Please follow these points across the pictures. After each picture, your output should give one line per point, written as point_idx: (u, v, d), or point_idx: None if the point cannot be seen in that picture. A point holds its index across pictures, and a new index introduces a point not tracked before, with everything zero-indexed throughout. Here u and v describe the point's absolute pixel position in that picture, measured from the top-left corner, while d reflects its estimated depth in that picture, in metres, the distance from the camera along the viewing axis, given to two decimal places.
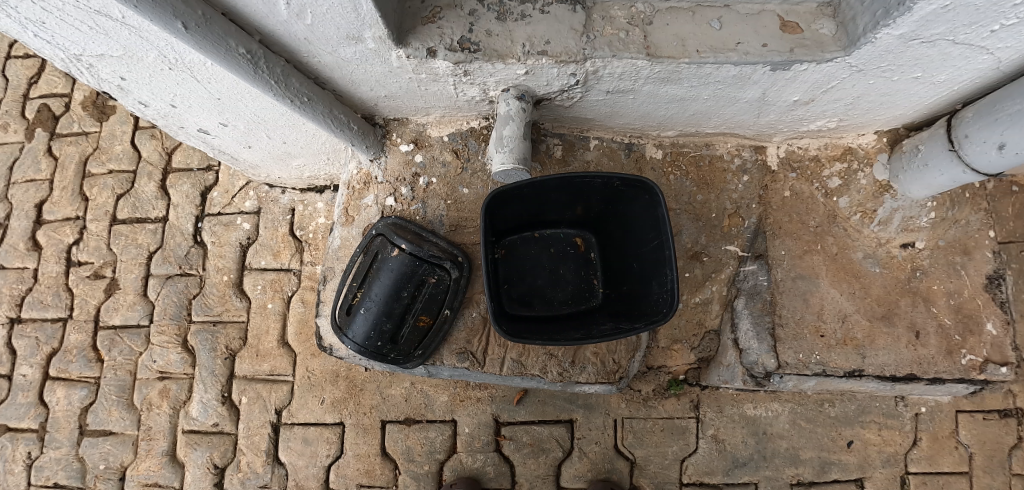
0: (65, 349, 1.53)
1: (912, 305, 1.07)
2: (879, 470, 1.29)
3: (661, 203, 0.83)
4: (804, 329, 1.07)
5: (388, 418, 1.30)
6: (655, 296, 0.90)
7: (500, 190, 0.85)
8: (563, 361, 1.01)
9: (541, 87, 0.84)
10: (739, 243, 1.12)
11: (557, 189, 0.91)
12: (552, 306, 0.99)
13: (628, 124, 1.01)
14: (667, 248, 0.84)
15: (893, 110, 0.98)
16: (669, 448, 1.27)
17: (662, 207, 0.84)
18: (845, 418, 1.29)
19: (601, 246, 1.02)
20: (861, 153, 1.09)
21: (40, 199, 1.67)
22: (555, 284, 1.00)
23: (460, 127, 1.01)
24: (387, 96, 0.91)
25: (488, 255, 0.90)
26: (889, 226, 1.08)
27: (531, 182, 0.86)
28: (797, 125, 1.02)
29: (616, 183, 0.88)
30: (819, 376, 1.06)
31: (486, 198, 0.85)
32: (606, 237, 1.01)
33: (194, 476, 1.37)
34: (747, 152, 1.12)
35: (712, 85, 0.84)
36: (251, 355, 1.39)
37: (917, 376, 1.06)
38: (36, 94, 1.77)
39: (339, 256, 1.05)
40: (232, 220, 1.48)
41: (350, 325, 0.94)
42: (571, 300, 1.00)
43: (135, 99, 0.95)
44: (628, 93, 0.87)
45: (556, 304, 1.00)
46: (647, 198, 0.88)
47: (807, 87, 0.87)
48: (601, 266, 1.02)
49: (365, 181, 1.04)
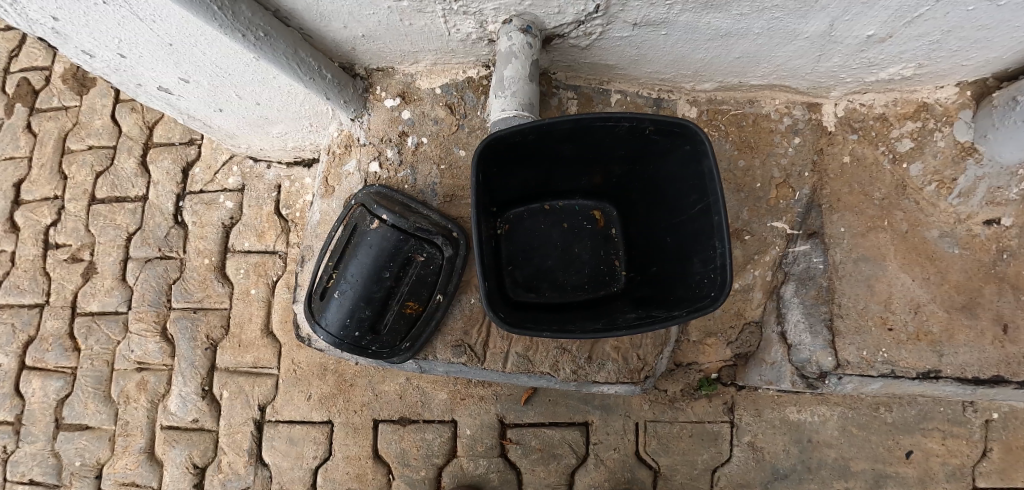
0: (41, 337, 1.42)
1: (999, 293, 0.89)
2: (943, 485, 1.11)
3: (707, 155, 0.67)
4: (867, 322, 0.90)
5: (380, 417, 1.16)
6: (697, 276, 0.73)
7: (502, 138, 0.69)
8: (578, 357, 0.86)
9: (552, 16, 0.68)
10: (788, 219, 0.95)
11: (572, 142, 0.75)
12: (566, 291, 0.84)
13: (656, 74, 0.85)
14: (715, 212, 0.68)
15: (986, 52, 0.79)
16: (699, 456, 1.11)
17: (707, 160, 0.67)
18: (903, 425, 1.12)
19: (624, 221, 0.86)
20: (938, 110, 0.90)
21: (19, 178, 1.57)
22: (569, 265, 0.84)
23: (456, 77, 0.85)
24: (366, 36, 0.75)
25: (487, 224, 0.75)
26: (970, 199, 0.89)
27: (539, 132, 0.69)
28: (864, 73, 0.84)
29: (646, 131, 0.71)
30: (886, 378, 0.88)
31: (483, 150, 0.70)
32: (629, 209, 0.85)
33: (173, 476, 1.26)
34: (798, 110, 0.94)
35: (767, 13, 0.67)
36: (233, 345, 1.27)
37: (1005, 379, 0.87)
38: (16, 68, 1.67)
39: (318, 232, 0.91)
40: (214, 199, 1.35)
41: (324, 312, 0.80)
42: (589, 284, 0.84)
43: (77, 47, 0.82)
44: (660, 25, 0.70)
45: (571, 288, 0.84)
46: (686, 152, 0.71)
47: (887, 15, 0.69)
48: (624, 243, 0.86)
49: (346, 144, 0.90)
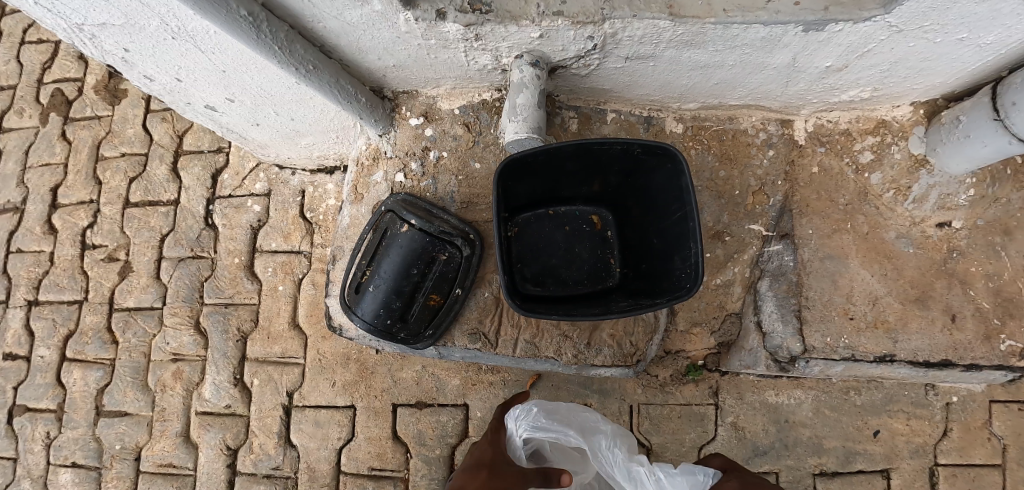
0: (81, 331, 1.54)
1: (948, 288, 1.01)
2: (907, 461, 1.23)
3: (685, 171, 0.79)
4: (831, 312, 1.02)
5: (399, 401, 1.28)
6: (678, 271, 0.85)
7: (514, 157, 0.81)
8: (578, 342, 0.97)
9: (557, 52, 0.80)
10: (764, 222, 1.07)
11: (573, 159, 0.87)
12: (568, 286, 0.95)
13: (647, 96, 0.97)
14: (692, 219, 0.80)
15: (931, 79, 0.92)
16: (687, 435, 1.23)
17: (685, 175, 0.79)
18: (871, 407, 1.24)
19: (619, 225, 0.98)
20: (896, 126, 1.03)
21: (55, 183, 1.67)
22: (571, 263, 0.96)
23: (472, 99, 0.98)
24: (396, 66, 0.88)
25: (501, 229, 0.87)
26: (924, 205, 1.01)
27: (547, 151, 0.82)
28: (827, 95, 0.96)
29: (635, 151, 0.83)
30: (847, 361, 1.01)
31: (498, 167, 0.82)
32: (623, 214, 0.97)
33: (208, 457, 1.38)
34: (773, 126, 1.06)
35: (739, 49, 0.79)
36: (262, 337, 1.38)
37: (952, 362, 1.00)
38: (49, 79, 1.77)
39: (348, 234, 1.03)
40: (243, 203, 1.47)
41: (360, 303, 0.92)
42: (588, 280, 0.96)
43: (140, 72, 0.93)
44: (648, 58, 0.82)
45: (573, 284, 0.96)
46: (669, 169, 0.83)
47: (841, 50, 0.81)
48: (618, 244, 0.98)
49: (374, 157, 1.02)
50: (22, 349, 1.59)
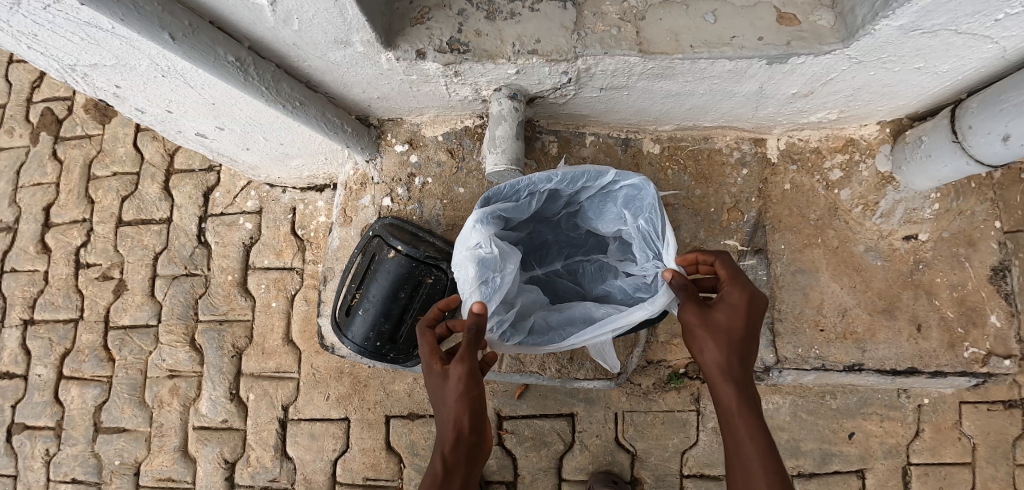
0: (77, 349, 1.56)
1: (914, 298, 1.06)
2: (880, 461, 1.24)
3: (650, 192, 0.83)
4: (803, 323, 1.08)
5: (392, 412, 1.31)
6: (625, 294, 0.95)
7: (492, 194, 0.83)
8: (561, 358, 1.07)
9: (534, 85, 0.85)
10: (739, 237, 1.10)
11: (540, 198, 0.90)
12: (545, 260, 1.03)
13: (623, 120, 1.02)
14: (648, 239, 0.87)
15: (895, 102, 0.95)
16: (670, 440, 1.26)
17: (650, 196, 0.84)
18: (846, 410, 1.26)
19: (558, 243, 1.03)
20: (863, 144, 1.06)
21: (47, 202, 1.69)
22: (556, 228, 1.01)
23: (455, 126, 1.02)
24: (380, 97, 0.92)
25: (476, 267, 0.80)
26: (890, 219, 1.06)
27: (507, 189, 0.84)
28: (797, 117, 1.00)
29: (596, 186, 0.88)
30: (818, 370, 1.08)
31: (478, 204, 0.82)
32: (564, 235, 1.02)
33: (206, 471, 1.41)
34: (746, 145, 1.10)
35: (708, 80, 0.83)
36: (257, 353, 1.41)
37: (918, 370, 1.06)
38: (39, 98, 1.78)
39: (338, 256, 1.07)
40: (235, 221, 1.50)
41: (350, 326, 0.97)
42: (567, 250, 1.03)
43: (131, 105, 0.96)
44: (622, 89, 0.86)
45: (551, 256, 1.04)
46: (627, 197, 0.88)
47: (805, 79, 0.84)
48: (563, 257, 1.04)
49: (361, 182, 1.06)
50: (19, 367, 1.61)
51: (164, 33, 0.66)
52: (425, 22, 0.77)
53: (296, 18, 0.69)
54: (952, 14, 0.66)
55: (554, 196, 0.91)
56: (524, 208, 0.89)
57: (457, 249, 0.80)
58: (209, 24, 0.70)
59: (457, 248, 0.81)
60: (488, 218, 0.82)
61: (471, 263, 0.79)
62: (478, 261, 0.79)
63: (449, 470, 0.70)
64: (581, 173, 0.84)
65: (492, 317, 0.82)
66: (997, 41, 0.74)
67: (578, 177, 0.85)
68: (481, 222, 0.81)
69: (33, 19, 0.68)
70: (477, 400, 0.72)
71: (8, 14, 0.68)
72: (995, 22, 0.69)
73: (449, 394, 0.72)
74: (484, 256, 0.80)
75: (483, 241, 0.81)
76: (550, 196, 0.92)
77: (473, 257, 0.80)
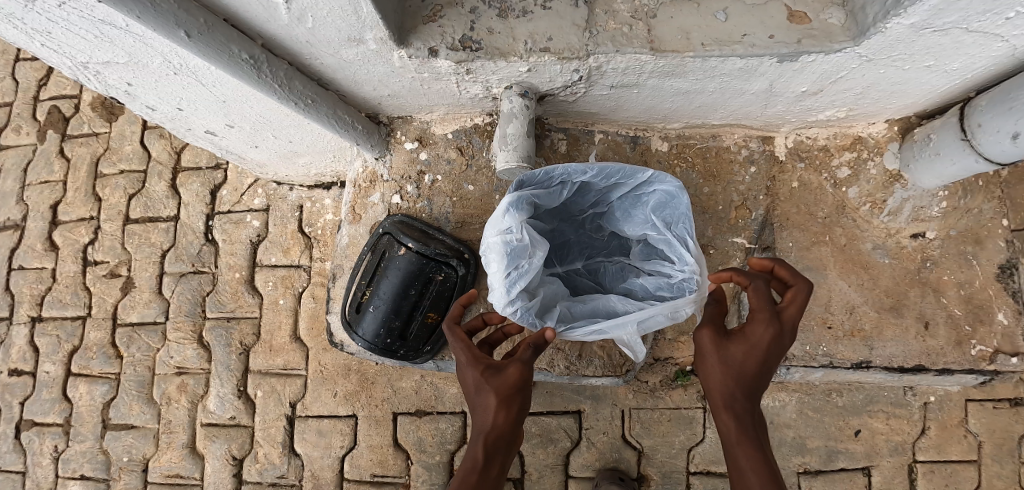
0: (85, 346, 1.57)
1: (921, 296, 1.06)
2: (886, 458, 1.25)
3: (682, 194, 0.86)
4: (811, 321, 1.09)
5: (399, 409, 1.31)
6: (647, 292, 0.94)
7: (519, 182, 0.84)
8: (570, 355, 1.07)
9: (545, 83, 0.85)
10: (747, 235, 1.11)
11: (572, 191, 0.92)
12: (566, 258, 1.04)
13: (633, 118, 1.02)
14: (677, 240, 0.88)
15: (904, 100, 0.95)
16: (676, 437, 1.26)
17: (681, 198, 0.86)
18: (852, 407, 1.26)
19: (581, 244, 1.04)
20: (871, 142, 1.06)
21: (54, 200, 1.69)
22: (579, 228, 1.03)
23: (464, 124, 1.02)
24: (390, 95, 0.92)
25: (504, 253, 0.80)
26: (898, 217, 1.06)
27: (537, 176, 0.85)
28: (805, 115, 1.00)
29: (625, 186, 0.90)
30: (825, 368, 1.08)
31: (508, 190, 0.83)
32: (587, 236, 1.04)
33: (214, 467, 1.41)
34: (754, 143, 1.10)
35: (718, 78, 0.83)
36: (265, 350, 1.42)
37: (926, 368, 1.06)
38: (46, 96, 1.79)
39: (347, 253, 1.07)
40: (242, 218, 1.50)
41: (360, 322, 0.98)
42: (588, 251, 1.04)
43: (142, 103, 0.97)
44: (632, 87, 0.87)
45: (572, 255, 1.04)
46: (656, 197, 0.90)
47: (814, 77, 0.84)
48: (583, 258, 1.04)
49: (370, 180, 1.06)
50: (28, 364, 1.62)
51: (179, 30, 0.66)
52: (437, 20, 0.77)
53: (309, 15, 0.69)
54: (963, 12, 0.67)
55: (583, 191, 0.93)
56: (555, 196, 0.90)
57: (487, 233, 0.80)
58: (223, 22, 0.70)
59: (488, 233, 0.81)
60: (520, 204, 0.82)
61: (499, 249, 0.80)
62: (507, 247, 0.80)
63: (487, 459, 0.76)
64: (611, 170, 0.85)
65: (516, 301, 0.82)
66: (1008, 39, 0.74)
67: (614, 174, 0.86)
68: (515, 207, 0.81)
69: (48, 16, 0.69)
70: (512, 401, 0.77)
71: (24, 12, 0.68)
72: (1006, 20, 0.69)
73: (489, 400, 0.76)
74: (513, 243, 0.80)
75: (513, 227, 0.81)
76: (581, 190, 0.93)
77: (503, 242, 0.80)
